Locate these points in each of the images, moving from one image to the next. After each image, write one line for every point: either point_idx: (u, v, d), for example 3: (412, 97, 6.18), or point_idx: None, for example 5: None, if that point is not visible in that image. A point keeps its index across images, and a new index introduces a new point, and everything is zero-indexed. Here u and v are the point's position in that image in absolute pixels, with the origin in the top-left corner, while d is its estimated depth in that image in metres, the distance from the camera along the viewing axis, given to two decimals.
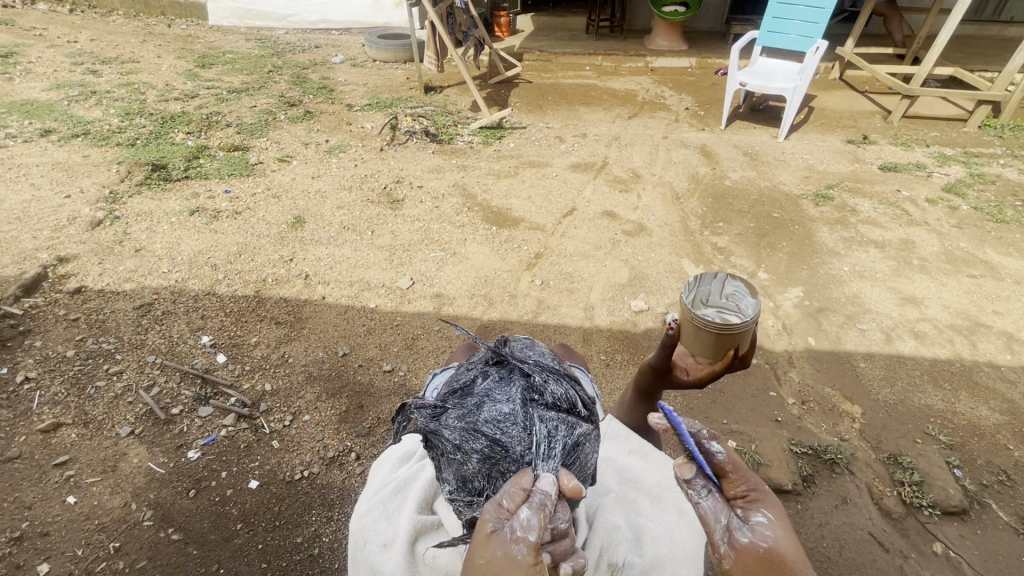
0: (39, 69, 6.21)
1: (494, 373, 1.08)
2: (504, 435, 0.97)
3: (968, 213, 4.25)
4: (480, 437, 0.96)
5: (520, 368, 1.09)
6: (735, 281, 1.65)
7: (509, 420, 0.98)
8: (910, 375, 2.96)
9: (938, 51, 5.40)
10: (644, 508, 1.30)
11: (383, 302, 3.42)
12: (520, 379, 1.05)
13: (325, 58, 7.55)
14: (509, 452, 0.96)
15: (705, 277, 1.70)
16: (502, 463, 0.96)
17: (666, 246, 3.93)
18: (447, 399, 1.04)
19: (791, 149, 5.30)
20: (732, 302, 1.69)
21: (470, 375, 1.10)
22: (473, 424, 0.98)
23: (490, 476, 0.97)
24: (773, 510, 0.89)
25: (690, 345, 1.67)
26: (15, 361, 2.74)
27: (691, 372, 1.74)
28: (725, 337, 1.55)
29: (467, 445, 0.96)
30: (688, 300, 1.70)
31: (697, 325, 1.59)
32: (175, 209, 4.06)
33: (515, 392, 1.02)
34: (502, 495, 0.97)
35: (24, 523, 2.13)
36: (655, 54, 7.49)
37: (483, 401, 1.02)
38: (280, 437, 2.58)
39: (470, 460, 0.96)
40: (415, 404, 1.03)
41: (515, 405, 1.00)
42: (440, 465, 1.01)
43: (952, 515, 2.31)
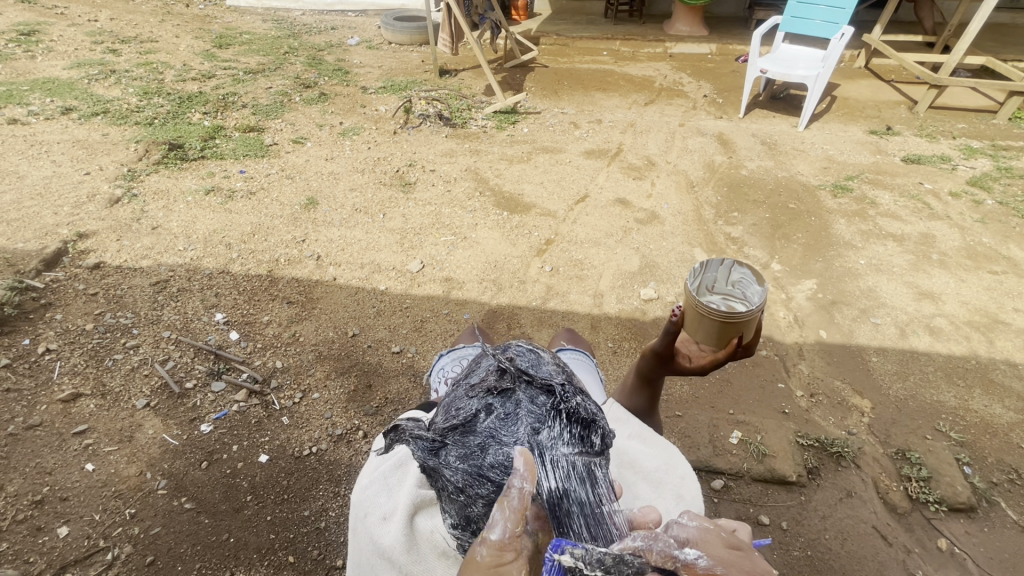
0: (60, 48, 6.28)
1: (500, 409, 1.06)
2: (511, 480, 1.00)
3: (993, 208, 4.13)
4: (486, 482, 1.00)
5: (527, 403, 1.07)
6: (741, 269, 1.64)
7: (516, 465, 1.00)
8: (923, 370, 2.92)
9: (970, 38, 5.20)
10: (643, 492, 1.30)
11: (393, 284, 3.44)
12: (527, 420, 1.04)
13: (341, 40, 7.54)
14: None
15: (711, 263, 1.69)
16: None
17: (679, 235, 3.90)
18: (448, 433, 1.05)
19: (811, 139, 5.18)
20: (737, 289, 1.68)
21: (471, 407, 1.07)
22: (479, 469, 1.00)
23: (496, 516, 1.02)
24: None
25: (693, 332, 1.67)
26: (36, 332, 2.82)
27: (694, 358, 1.77)
28: (729, 325, 1.54)
29: (473, 489, 1.00)
30: (693, 286, 1.69)
31: (701, 312, 1.56)
32: (191, 188, 4.11)
33: (522, 434, 1.02)
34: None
35: (44, 487, 2.21)
36: (674, 40, 7.35)
37: (489, 442, 1.02)
38: (290, 414, 2.64)
39: (476, 502, 1.01)
40: (413, 436, 1.04)
41: (523, 449, 1.01)
42: (445, 496, 1.07)
43: (959, 512, 2.29)
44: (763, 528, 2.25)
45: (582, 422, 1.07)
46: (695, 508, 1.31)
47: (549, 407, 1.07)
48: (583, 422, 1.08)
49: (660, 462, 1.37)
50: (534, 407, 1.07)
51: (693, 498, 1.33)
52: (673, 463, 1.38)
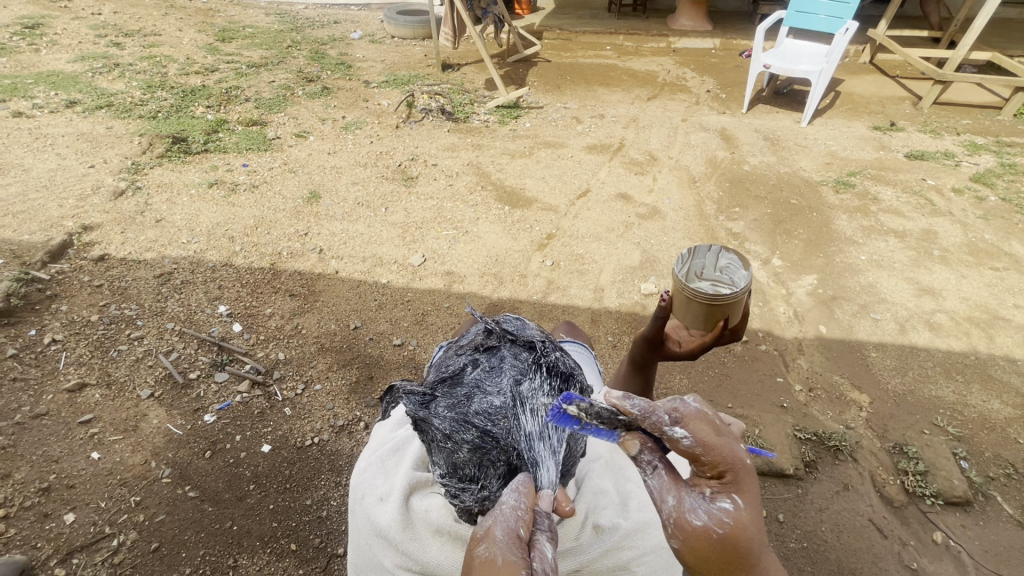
0: (64, 41, 6.30)
1: (485, 362, 1.08)
2: (493, 426, 0.98)
3: (996, 204, 4.12)
4: (470, 428, 0.99)
5: (511, 357, 1.09)
6: (728, 254, 1.67)
7: (499, 412, 1.00)
8: (922, 366, 2.93)
9: (975, 33, 5.17)
10: (634, 474, 1.31)
11: (395, 278, 3.46)
12: (510, 371, 1.05)
13: (344, 34, 7.53)
14: (499, 444, 0.97)
15: (699, 249, 1.72)
16: (492, 452, 0.98)
17: (680, 230, 3.90)
18: (438, 386, 1.06)
19: (814, 135, 5.17)
20: (725, 275, 1.70)
21: (460, 363, 1.10)
22: (464, 415, 1.00)
23: (480, 464, 0.98)
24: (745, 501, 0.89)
25: (681, 317, 1.69)
26: (42, 323, 2.85)
27: (684, 344, 1.79)
28: (715, 308, 1.56)
29: (458, 435, 0.99)
30: (682, 272, 1.71)
31: (687, 296, 1.59)
32: (195, 181, 4.14)
33: (504, 383, 1.03)
34: (494, 481, 0.98)
35: (51, 474, 2.25)
36: (678, 34, 7.31)
37: (474, 392, 1.03)
38: (292, 405, 2.67)
39: (461, 449, 0.99)
40: (403, 391, 1.04)
41: (506, 396, 1.01)
42: (432, 449, 1.04)
43: (955, 506, 2.31)
44: None
45: (561, 375, 1.09)
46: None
47: (531, 362, 1.09)
48: (563, 375, 1.10)
49: None
50: (517, 361, 1.08)
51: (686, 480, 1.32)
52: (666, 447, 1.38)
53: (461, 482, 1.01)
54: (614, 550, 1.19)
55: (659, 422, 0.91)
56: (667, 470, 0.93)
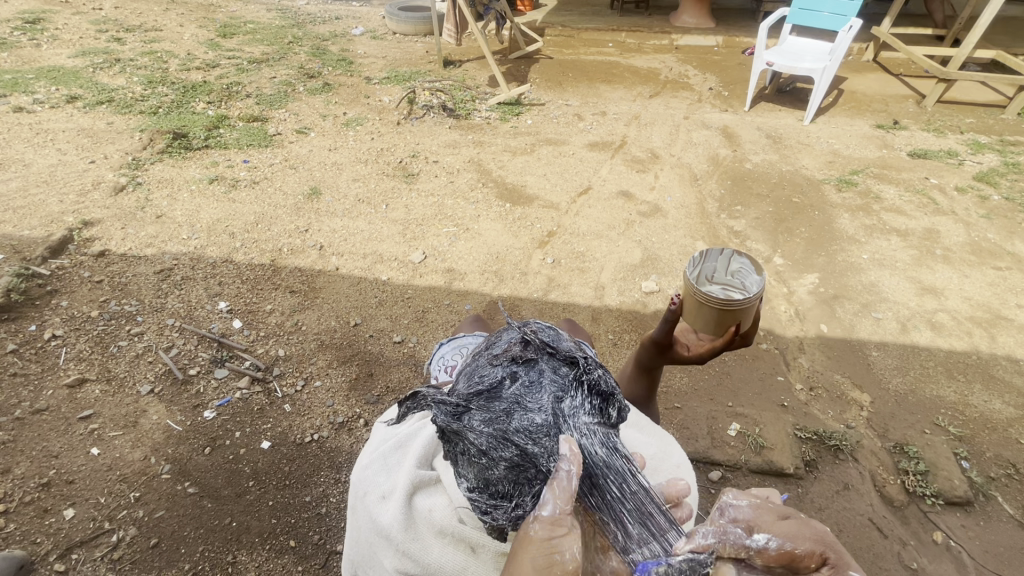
0: (65, 36, 6.29)
1: (525, 376, 1.05)
2: (535, 446, 0.97)
3: (999, 203, 4.10)
4: (510, 446, 0.96)
5: (551, 373, 1.06)
6: (741, 258, 1.65)
7: (541, 431, 0.99)
8: (923, 365, 2.92)
9: (980, 31, 5.13)
10: None
11: (396, 275, 3.46)
12: (551, 388, 1.04)
13: (346, 30, 7.52)
14: (539, 464, 0.96)
15: (711, 253, 1.70)
16: (532, 471, 0.96)
17: (681, 228, 3.89)
18: (473, 398, 1.02)
19: (816, 133, 5.15)
20: (736, 279, 1.68)
21: (496, 374, 1.06)
22: (504, 433, 0.97)
23: (517, 482, 0.96)
24: (857, 571, 0.94)
25: (692, 321, 1.69)
26: (42, 318, 2.85)
27: (693, 347, 1.79)
28: (727, 313, 1.55)
29: (496, 452, 0.96)
30: (693, 275, 1.69)
31: (699, 300, 1.58)
32: (195, 176, 4.13)
33: (546, 401, 1.02)
34: (528, 500, 0.96)
35: (51, 469, 2.25)
36: (681, 31, 7.28)
37: (515, 408, 1.01)
38: (292, 401, 2.67)
39: (497, 466, 0.96)
40: (434, 399, 0.98)
41: (547, 415, 1.01)
42: (460, 462, 1.00)
43: (955, 506, 2.30)
44: None
45: (601, 395, 1.06)
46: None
47: (570, 378, 1.06)
48: (605, 396, 1.07)
49: (657, 449, 1.39)
50: (557, 376, 1.06)
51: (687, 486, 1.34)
52: (668, 452, 1.40)
53: (492, 498, 0.97)
54: None
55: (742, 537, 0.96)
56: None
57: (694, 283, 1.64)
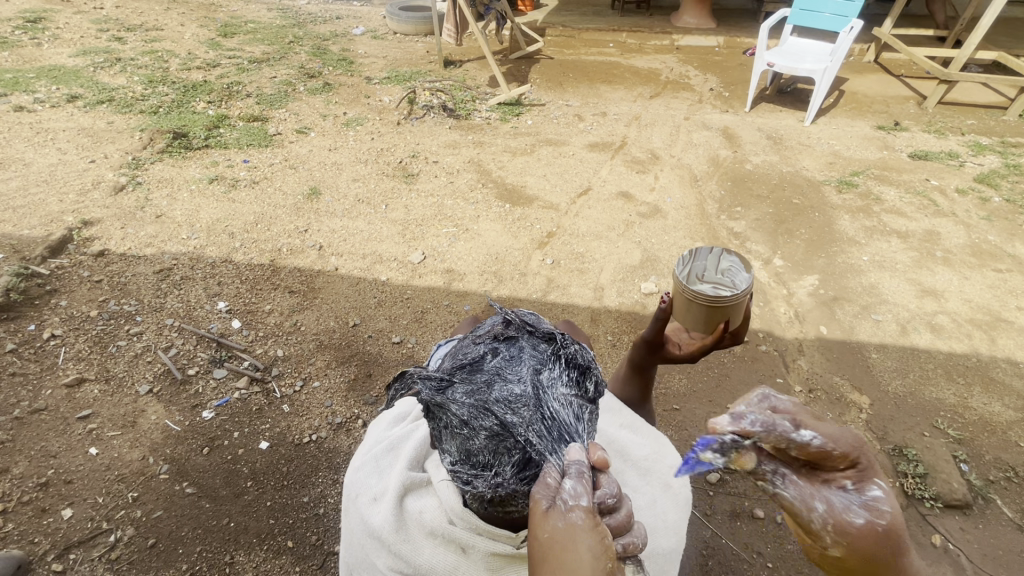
0: (66, 35, 6.29)
1: (505, 350, 1.05)
2: (514, 415, 0.93)
3: (1000, 206, 4.09)
4: (490, 415, 0.94)
5: (530, 346, 1.06)
6: (729, 257, 1.69)
7: (521, 401, 0.95)
8: (923, 368, 2.91)
9: (982, 33, 5.12)
10: (630, 479, 1.30)
11: (395, 275, 3.46)
12: (530, 360, 1.03)
13: (346, 30, 7.51)
14: (518, 434, 0.92)
15: (701, 251, 1.74)
16: (512, 439, 0.92)
17: (681, 229, 3.88)
18: (454, 372, 1.02)
19: (817, 134, 5.14)
20: (726, 277, 1.70)
21: (478, 350, 1.07)
22: (484, 402, 0.94)
23: (496, 451, 0.93)
24: (886, 482, 0.83)
25: (682, 320, 1.72)
26: (42, 318, 2.85)
27: (684, 346, 1.82)
28: (716, 310, 1.58)
29: (476, 422, 0.93)
30: (683, 274, 1.73)
31: (688, 298, 1.61)
32: (195, 177, 4.13)
33: (525, 372, 1.00)
34: (508, 469, 0.93)
35: (50, 470, 2.25)
36: (682, 32, 7.27)
37: (495, 380, 1.00)
38: (290, 402, 2.67)
39: (477, 436, 0.94)
40: (419, 375, 0.99)
41: (527, 385, 0.98)
42: (444, 436, 0.99)
43: (954, 509, 2.30)
44: (758, 521, 2.26)
45: (579, 368, 1.05)
46: (681, 498, 1.31)
47: (550, 352, 1.05)
48: (582, 368, 1.05)
49: (650, 450, 1.36)
50: (536, 350, 1.05)
51: (681, 488, 1.33)
52: (662, 452, 1.37)
53: (474, 468, 0.96)
54: None
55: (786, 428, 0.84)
56: (804, 477, 0.84)
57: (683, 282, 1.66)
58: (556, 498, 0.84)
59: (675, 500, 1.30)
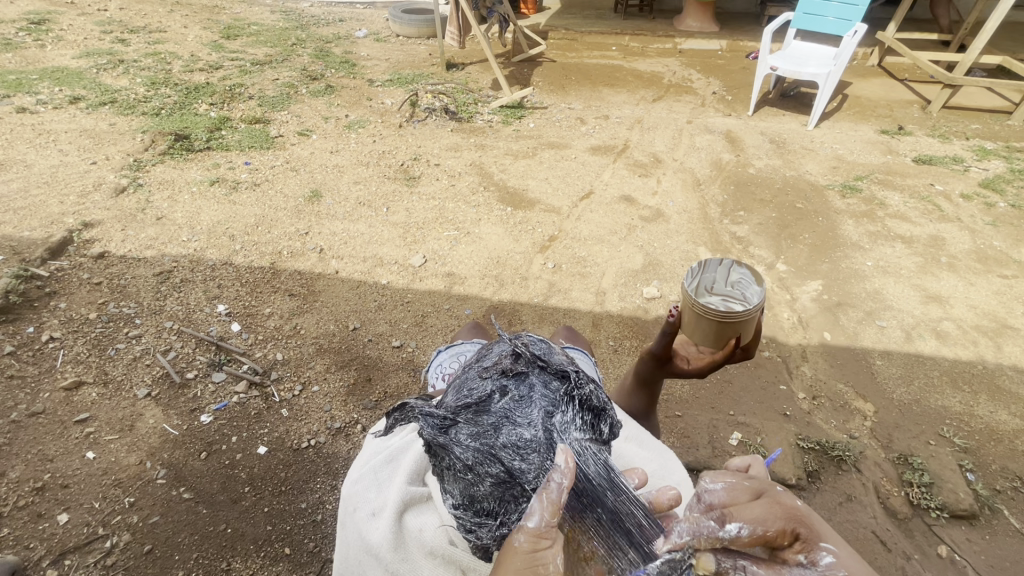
0: (70, 37, 6.31)
1: (515, 389, 1.01)
2: (522, 463, 0.92)
3: (1005, 211, 4.06)
4: (497, 463, 0.92)
5: (541, 386, 1.03)
6: (740, 269, 1.61)
7: (530, 447, 0.94)
8: (928, 375, 2.88)
9: (987, 37, 5.08)
10: None
11: (395, 278, 3.44)
12: (542, 402, 1.00)
13: (349, 32, 7.52)
14: (526, 484, 0.92)
15: (710, 263, 1.66)
16: (519, 488, 0.91)
17: (683, 233, 3.86)
18: (461, 412, 0.96)
19: (820, 138, 5.11)
20: (737, 290, 1.65)
21: (486, 388, 1.02)
22: (492, 448, 0.92)
23: (502, 499, 0.91)
24: (825, 543, 0.92)
25: (690, 334, 1.65)
26: (40, 320, 2.84)
27: (692, 361, 1.77)
28: (726, 325, 1.51)
29: (483, 469, 0.90)
30: (691, 287, 1.67)
31: (697, 312, 1.55)
32: (196, 178, 4.13)
33: (537, 416, 0.98)
34: (513, 517, 0.92)
35: (46, 474, 2.23)
36: (684, 35, 7.27)
37: (504, 423, 0.97)
38: (289, 406, 2.64)
39: (483, 484, 0.91)
40: (420, 412, 0.91)
41: (538, 431, 0.97)
42: (446, 477, 0.95)
43: (961, 519, 2.26)
44: None
45: (592, 410, 1.04)
46: None
47: (562, 393, 1.03)
48: (596, 411, 1.04)
49: (657, 465, 1.36)
50: (548, 390, 1.03)
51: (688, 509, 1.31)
52: (668, 469, 1.38)
53: (476, 515, 0.93)
54: None
55: (711, 531, 0.92)
56: (760, 564, 0.91)
57: (692, 295, 1.61)
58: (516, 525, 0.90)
59: None
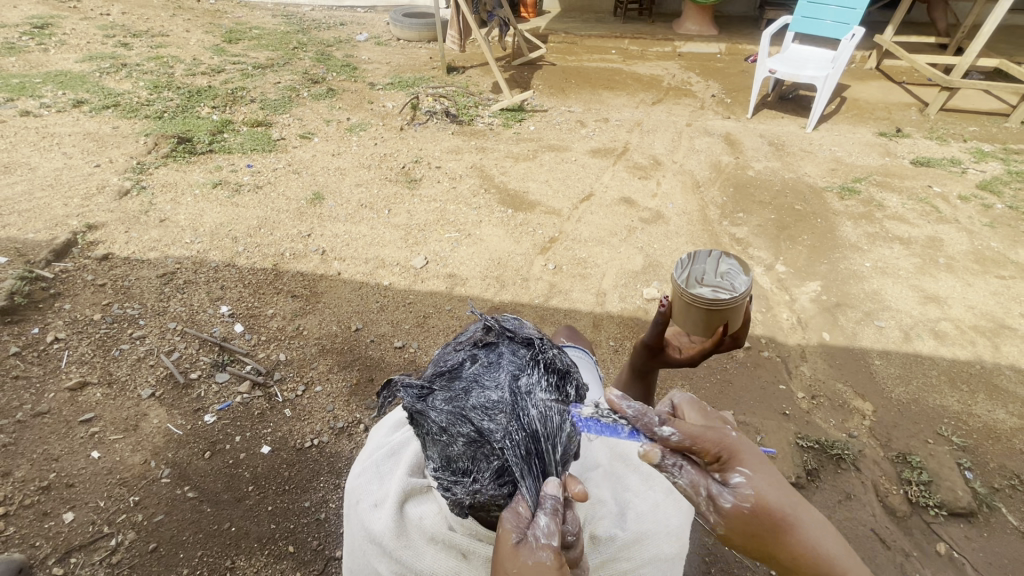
0: (72, 41, 6.34)
1: (483, 356, 0.99)
2: (491, 422, 0.91)
3: (1002, 212, 4.09)
4: (467, 423, 0.90)
5: (512, 350, 1.00)
6: (728, 260, 1.69)
7: (498, 406, 0.92)
8: (927, 374, 2.90)
9: (983, 40, 5.13)
10: (632, 483, 1.23)
11: (397, 280, 3.46)
12: (511, 364, 0.97)
13: (350, 36, 7.56)
14: (495, 442, 0.90)
15: (700, 254, 1.74)
16: (489, 446, 0.90)
17: (683, 235, 3.89)
18: (435, 378, 0.96)
19: (819, 140, 5.15)
20: (726, 280, 1.71)
21: (458, 356, 1.00)
22: (461, 408, 0.91)
23: (474, 457, 0.90)
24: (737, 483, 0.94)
25: (682, 323, 1.71)
26: (45, 321, 2.86)
27: (684, 350, 1.81)
28: (713, 313, 1.57)
29: (454, 428, 0.90)
30: (682, 277, 1.73)
31: (687, 301, 1.61)
32: (199, 181, 4.15)
33: (504, 378, 0.95)
34: (487, 475, 0.90)
35: (51, 473, 2.25)
36: (683, 39, 7.32)
37: (473, 386, 0.94)
38: (292, 406, 2.67)
39: (455, 443, 0.90)
40: (401, 383, 0.94)
41: (506, 391, 0.93)
42: (423, 441, 0.95)
43: (959, 517, 2.28)
44: None
45: (558, 372, 1.01)
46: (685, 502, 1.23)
47: (530, 357, 1.00)
48: (561, 373, 1.02)
49: None
50: (517, 356, 0.99)
51: None
52: None
53: (453, 474, 0.92)
54: (610, 562, 1.14)
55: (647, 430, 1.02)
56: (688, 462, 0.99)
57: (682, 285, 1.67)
58: (527, 532, 0.88)
59: (679, 505, 1.22)
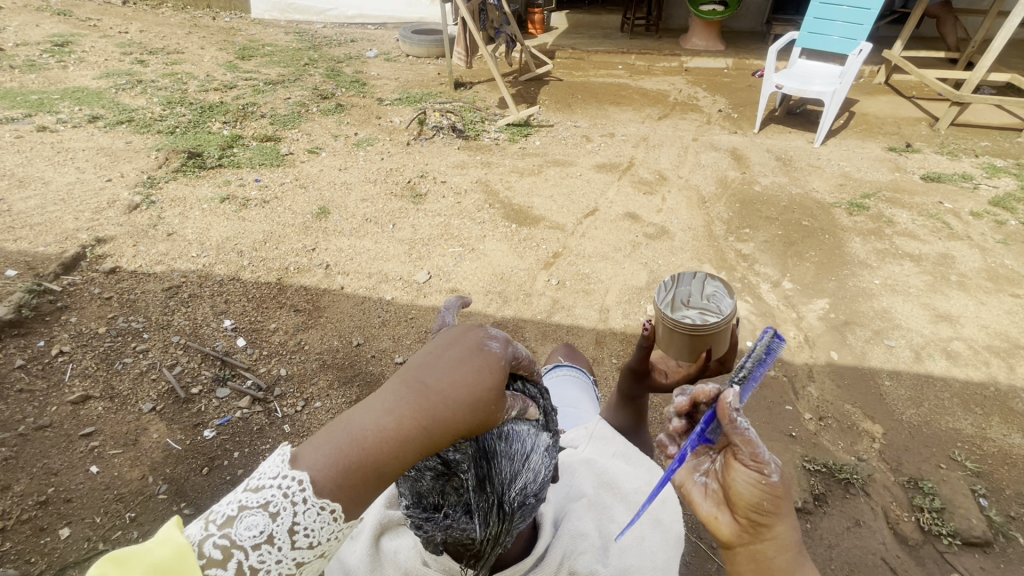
0: (91, 59, 6.51)
1: None
2: (458, 452, 0.79)
3: (1016, 228, 4.01)
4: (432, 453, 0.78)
5: None
6: (714, 282, 1.62)
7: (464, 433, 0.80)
8: (938, 397, 2.82)
9: (993, 56, 5.08)
10: (619, 514, 1.17)
11: (400, 295, 3.46)
12: None
13: (360, 53, 7.69)
14: (461, 475, 0.80)
15: (684, 277, 1.68)
16: (458, 479, 0.81)
17: (688, 251, 3.85)
18: None
19: (827, 155, 5.11)
20: (712, 303, 1.64)
21: None
22: None
23: (444, 491, 0.81)
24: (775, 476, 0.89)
25: (667, 347, 1.68)
26: (51, 334, 2.89)
27: (670, 374, 1.76)
28: (698, 338, 1.55)
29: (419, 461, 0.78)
30: (664, 300, 1.70)
31: (669, 325, 1.60)
32: (207, 195, 4.20)
33: None
34: (458, 509, 0.83)
35: (50, 488, 2.25)
36: (690, 54, 7.34)
37: None
38: (292, 422, 2.66)
39: (422, 477, 0.80)
40: None
41: None
42: None
43: (973, 547, 2.20)
44: None
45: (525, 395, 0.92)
46: (672, 536, 1.17)
47: None
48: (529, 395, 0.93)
49: (642, 481, 1.25)
50: None
51: (673, 526, 1.19)
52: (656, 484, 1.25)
53: (424, 511, 0.83)
54: None
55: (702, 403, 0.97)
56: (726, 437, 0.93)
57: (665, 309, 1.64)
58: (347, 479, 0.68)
59: (666, 539, 1.15)
